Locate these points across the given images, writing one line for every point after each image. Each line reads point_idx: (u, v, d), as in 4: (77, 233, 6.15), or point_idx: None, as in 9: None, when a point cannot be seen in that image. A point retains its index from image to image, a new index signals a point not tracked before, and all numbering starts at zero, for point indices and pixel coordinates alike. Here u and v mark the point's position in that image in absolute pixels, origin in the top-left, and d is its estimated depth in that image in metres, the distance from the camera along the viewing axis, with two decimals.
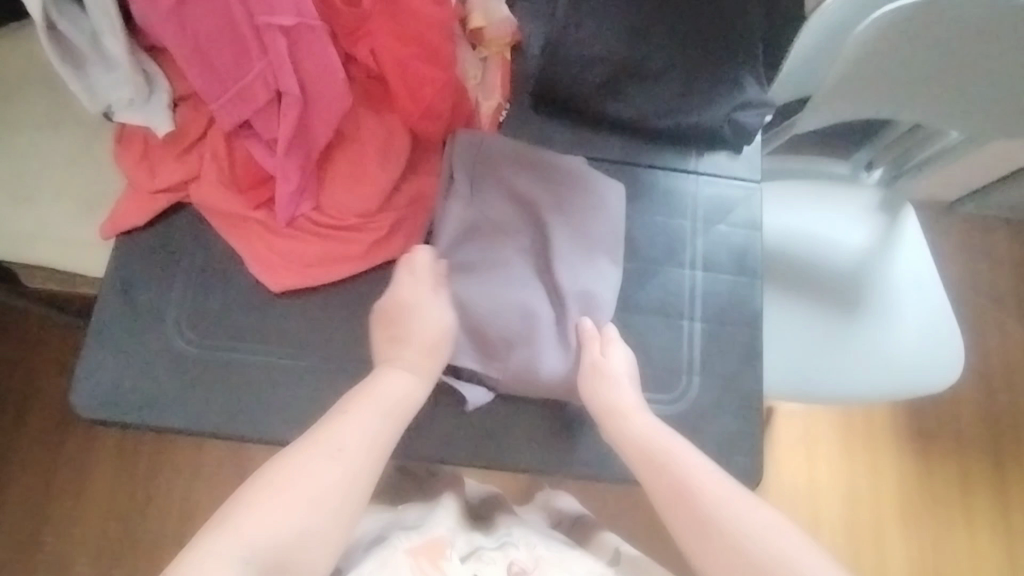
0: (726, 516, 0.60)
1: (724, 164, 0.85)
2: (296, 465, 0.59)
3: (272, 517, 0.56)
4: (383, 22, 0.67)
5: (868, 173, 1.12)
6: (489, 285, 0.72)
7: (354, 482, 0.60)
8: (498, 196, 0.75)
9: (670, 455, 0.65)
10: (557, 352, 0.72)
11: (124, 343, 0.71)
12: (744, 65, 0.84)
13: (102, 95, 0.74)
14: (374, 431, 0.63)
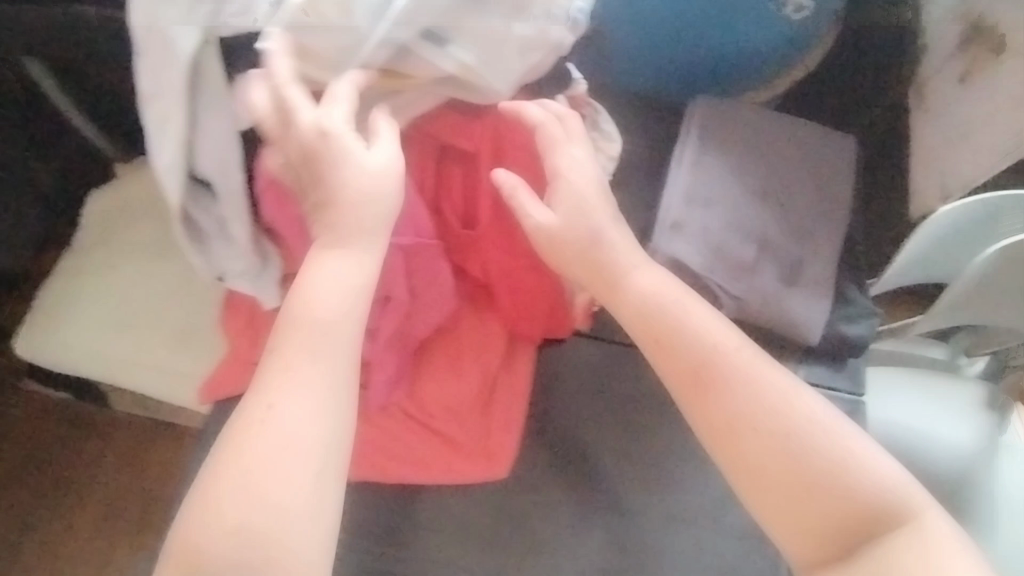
0: (839, 454, 0.53)
1: (826, 375, 0.80)
2: (263, 383, 0.52)
3: (253, 470, 0.49)
4: (495, 240, 0.68)
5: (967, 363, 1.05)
6: (734, 231, 0.78)
7: (333, 453, 0.52)
8: (723, 143, 0.81)
9: (754, 385, 0.56)
10: (789, 268, 0.79)
11: None
12: (849, 275, 0.82)
13: (218, 266, 0.75)
14: (344, 292, 0.55)
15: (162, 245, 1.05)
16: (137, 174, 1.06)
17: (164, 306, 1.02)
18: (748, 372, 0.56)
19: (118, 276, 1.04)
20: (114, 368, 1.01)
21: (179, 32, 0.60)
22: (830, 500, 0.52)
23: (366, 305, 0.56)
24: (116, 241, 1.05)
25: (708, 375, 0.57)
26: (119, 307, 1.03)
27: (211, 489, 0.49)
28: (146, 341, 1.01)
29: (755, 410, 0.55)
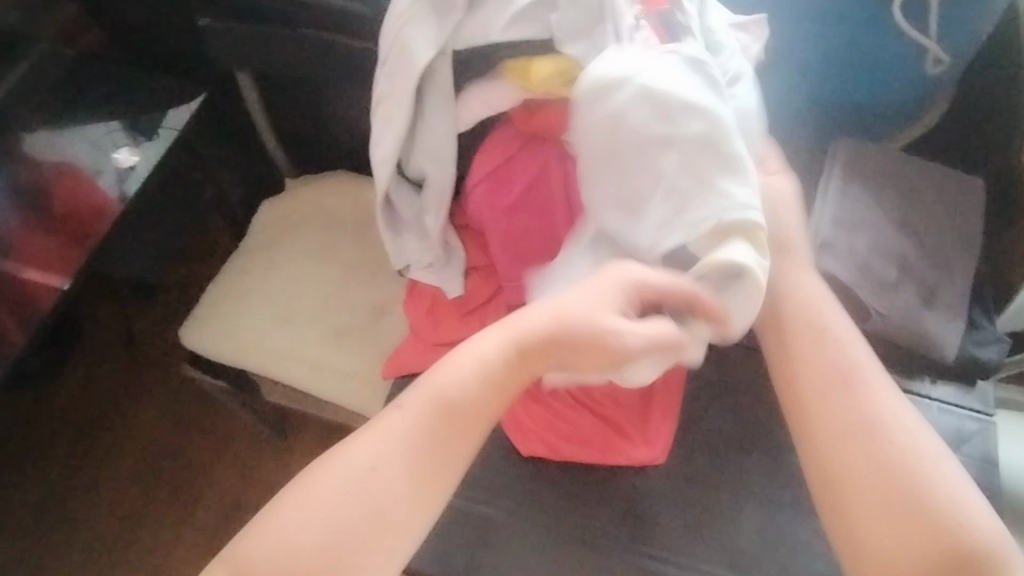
0: (914, 465, 0.57)
1: (957, 395, 0.86)
2: (370, 432, 0.61)
3: (342, 489, 0.58)
4: None
5: None
6: (874, 252, 0.85)
7: (428, 479, 0.60)
8: (859, 176, 0.90)
9: (872, 400, 0.61)
10: (923, 291, 0.85)
11: None
12: (976, 304, 0.89)
13: (407, 255, 0.86)
14: (475, 373, 0.62)
15: (321, 247, 1.12)
16: (304, 185, 1.16)
17: (321, 304, 1.09)
18: (845, 360, 0.63)
19: (280, 271, 1.12)
20: (269, 357, 1.06)
21: (418, 46, 0.71)
22: (904, 511, 0.56)
23: (498, 389, 0.62)
24: (279, 239, 1.13)
25: (836, 381, 0.63)
26: (280, 302, 1.10)
27: (307, 489, 0.58)
28: (302, 333, 1.07)
29: (863, 426, 0.60)
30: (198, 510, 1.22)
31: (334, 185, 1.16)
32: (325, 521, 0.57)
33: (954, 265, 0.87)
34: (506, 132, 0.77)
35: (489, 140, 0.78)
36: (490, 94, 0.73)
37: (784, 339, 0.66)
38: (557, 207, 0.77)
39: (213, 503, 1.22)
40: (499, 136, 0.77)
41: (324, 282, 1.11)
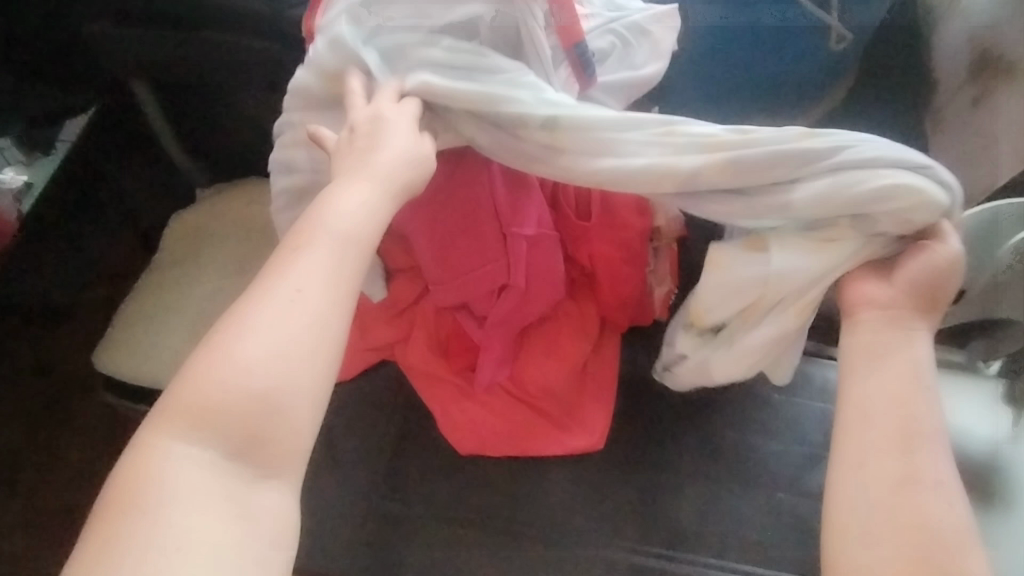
0: (951, 519, 0.54)
1: None
2: (288, 265, 0.54)
3: (270, 337, 0.51)
4: (602, 233, 0.76)
5: (988, 365, 1.13)
6: None
7: (335, 320, 0.54)
8: None
9: (927, 464, 0.57)
10: None
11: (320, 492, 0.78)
12: None
13: None
14: (366, 212, 0.58)
15: (242, 260, 1.07)
16: (222, 197, 1.11)
17: None
18: (918, 359, 0.62)
19: (198, 286, 1.06)
20: None
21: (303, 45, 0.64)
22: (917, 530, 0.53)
23: (382, 219, 0.59)
24: (196, 253, 1.08)
25: (897, 396, 0.60)
26: (201, 321, 1.04)
27: (223, 347, 0.50)
28: None
29: (918, 433, 0.58)
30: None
31: (251, 194, 1.11)
32: (257, 369, 0.50)
33: None
34: None
35: None
36: None
37: (873, 369, 0.61)
38: (480, 205, 0.73)
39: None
40: None
41: (247, 297, 1.05)
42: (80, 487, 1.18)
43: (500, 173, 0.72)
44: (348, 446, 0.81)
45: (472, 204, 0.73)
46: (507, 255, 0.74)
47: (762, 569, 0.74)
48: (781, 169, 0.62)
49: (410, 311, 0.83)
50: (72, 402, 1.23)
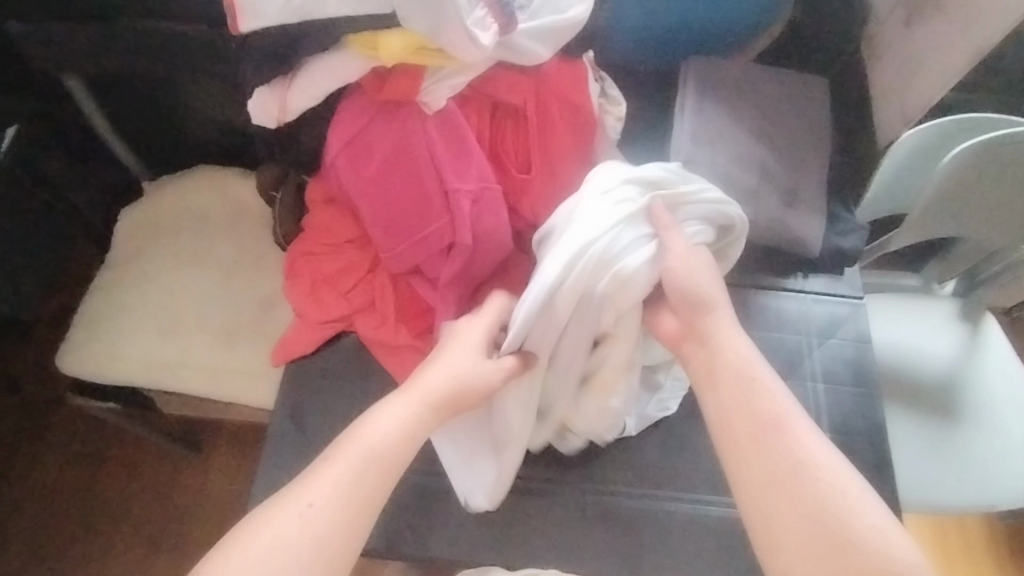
0: (841, 525, 0.56)
1: (828, 284, 0.91)
2: (316, 479, 0.59)
3: (281, 553, 0.54)
4: (544, 184, 0.77)
5: (940, 286, 1.18)
6: (736, 163, 0.88)
7: (347, 540, 0.57)
8: (716, 93, 0.92)
9: (830, 484, 0.58)
10: (785, 193, 0.89)
11: (290, 465, 0.79)
12: (834, 198, 0.94)
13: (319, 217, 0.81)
14: (392, 422, 0.63)
15: (202, 252, 1.09)
16: (172, 189, 1.11)
17: (209, 309, 1.06)
18: (796, 443, 0.60)
19: (159, 281, 1.07)
20: (163, 373, 1.02)
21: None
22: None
23: (412, 438, 0.63)
24: (153, 247, 1.09)
25: (752, 429, 0.62)
26: (165, 314, 1.05)
27: (247, 542, 0.55)
28: (193, 340, 1.04)
29: (796, 474, 0.59)
30: (117, 544, 1.16)
31: (201, 183, 1.11)
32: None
33: (812, 164, 0.92)
34: (355, 101, 0.72)
35: (341, 108, 0.73)
36: (331, 67, 0.69)
37: (733, 436, 0.63)
38: (421, 165, 0.72)
39: (133, 536, 1.16)
40: (350, 104, 0.72)
41: (210, 287, 1.07)
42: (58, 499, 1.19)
43: (438, 131, 0.72)
44: (313, 416, 0.81)
45: (413, 167, 0.72)
46: (453, 214, 0.74)
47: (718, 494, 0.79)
48: (743, 383, 0.64)
49: (363, 280, 0.84)
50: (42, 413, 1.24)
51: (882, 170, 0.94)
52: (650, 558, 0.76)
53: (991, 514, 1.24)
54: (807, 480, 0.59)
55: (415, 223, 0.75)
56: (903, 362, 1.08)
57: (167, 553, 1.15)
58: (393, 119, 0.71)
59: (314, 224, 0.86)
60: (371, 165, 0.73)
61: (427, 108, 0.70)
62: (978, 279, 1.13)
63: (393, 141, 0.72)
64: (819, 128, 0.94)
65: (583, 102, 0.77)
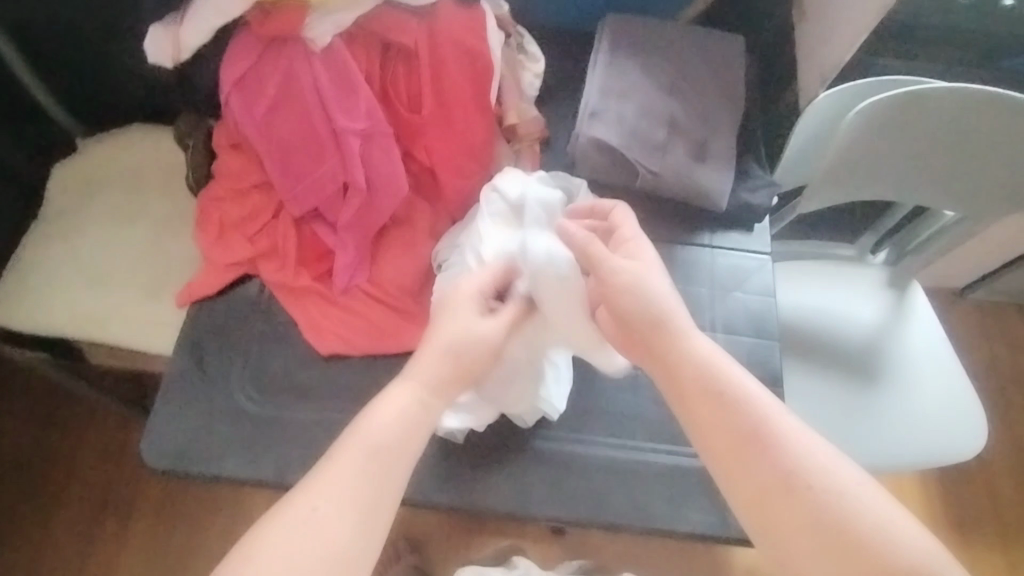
0: (800, 467, 0.56)
1: (737, 239, 0.91)
2: (317, 482, 0.54)
3: (312, 562, 0.50)
4: (436, 127, 0.79)
5: (873, 255, 1.13)
6: (645, 114, 0.88)
7: (368, 542, 0.53)
8: (629, 48, 0.92)
9: (795, 453, 0.56)
10: (695, 145, 0.90)
11: (185, 400, 0.78)
12: (749, 154, 0.94)
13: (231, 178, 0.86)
14: (402, 415, 0.58)
15: (129, 202, 1.07)
16: (105, 144, 1.10)
17: (133, 259, 1.03)
18: (738, 394, 0.60)
19: (83, 231, 1.04)
20: (83, 322, 0.99)
21: None
22: (817, 521, 0.53)
23: (423, 422, 0.59)
24: (80, 199, 1.07)
25: (695, 398, 0.61)
26: (88, 263, 1.03)
27: (271, 561, 0.50)
28: (116, 289, 1.00)
29: (750, 439, 0.58)
30: (68, 498, 1.17)
31: (134, 140, 1.10)
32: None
33: (724, 119, 0.92)
34: (246, 39, 0.75)
35: (234, 46, 0.76)
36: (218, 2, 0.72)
37: (692, 419, 0.60)
38: (309, 105, 0.76)
39: (83, 490, 1.18)
40: (241, 42, 0.75)
41: (134, 236, 1.04)
42: (1, 455, 1.20)
43: (325, 72, 0.75)
44: (214, 356, 0.80)
45: (303, 102, 0.76)
46: (344, 153, 0.77)
47: (611, 436, 0.81)
48: (656, 326, 0.64)
49: (269, 225, 0.85)
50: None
51: (798, 127, 0.94)
52: (539, 499, 0.78)
53: (925, 483, 1.24)
54: (776, 451, 0.57)
55: (309, 165, 0.78)
56: (821, 330, 1.06)
57: (116, 508, 1.17)
58: (282, 55, 0.75)
59: (221, 170, 0.87)
60: (263, 101, 0.76)
61: (314, 43, 0.74)
62: (908, 247, 1.09)
63: (282, 80, 0.76)
64: (732, 84, 0.94)
65: (477, 47, 0.78)
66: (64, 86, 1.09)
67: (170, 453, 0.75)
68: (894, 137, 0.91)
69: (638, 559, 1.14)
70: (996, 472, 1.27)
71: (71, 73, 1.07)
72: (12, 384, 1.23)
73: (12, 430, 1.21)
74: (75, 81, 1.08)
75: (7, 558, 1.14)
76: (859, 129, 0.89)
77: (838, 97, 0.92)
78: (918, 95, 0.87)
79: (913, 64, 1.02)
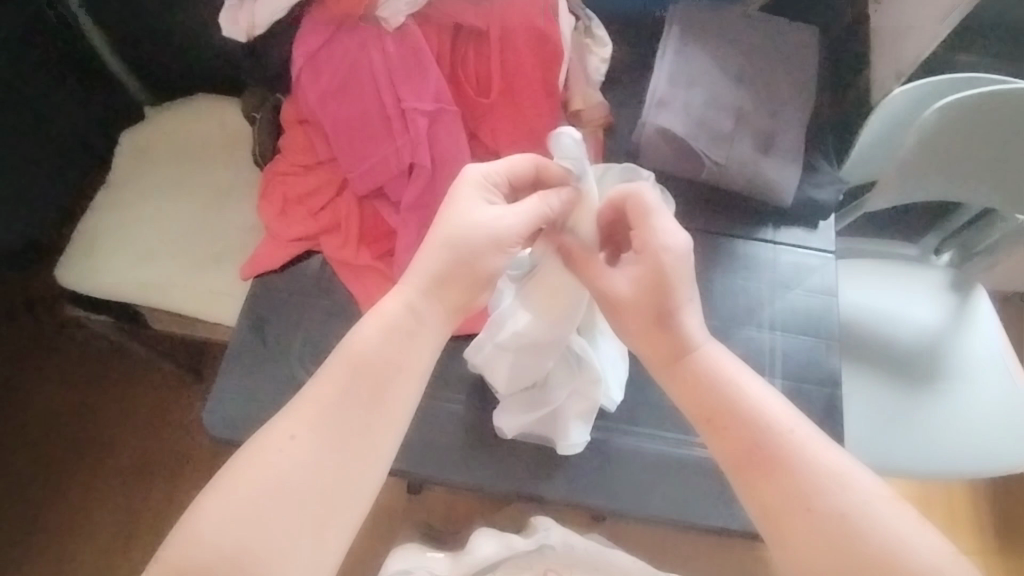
0: (820, 488, 0.51)
1: (801, 236, 0.90)
2: (296, 406, 0.53)
3: (273, 482, 0.50)
4: (504, 111, 0.80)
5: (937, 257, 1.10)
6: (713, 104, 0.87)
7: (341, 468, 0.52)
8: (699, 35, 0.90)
9: (816, 471, 0.52)
10: (763, 139, 0.88)
11: (248, 371, 0.80)
12: (817, 149, 0.92)
13: (299, 151, 0.87)
14: (384, 332, 0.56)
15: (191, 172, 1.08)
16: (170, 115, 1.11)
17: (194, 228, 1.04)
18: (758, 411, 0.54)
19: (146, 198, 1.06)
20: (144, 289, 1.01)
21: None
22: (831, 537, 0.49)
23: (413, 344, 0.56)
24: (143, 166, 1.09)
25: (711, 418, 0.55)
26: (150, 230, 1.04)
27: (239, 479, 0.50)
28: (177, 257, 1.02)
29: (773, 455, 0.53)
30: (123, 455, 1.23)
31: (201, 111, 1.12)
32: (242, 507, 0.49)
33: (794, 112, 0.90)
34: (320, 17, 0.78)
35: (306, 25, 0.78)
36: None
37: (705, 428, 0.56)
38: (378, 83, 0.77)
39: (139, 449, 1.23)
40: (315, 20, 0.78)
41: (195, 205, 1.06)
42: (63, 412, 1.25)
43: (395, 52, 0.77)
44: (275, 328, 0.82)
45: (371, 79, 0.77)
46: (410, 132, 0.78)
47: (663, 430, 0.81)
48: (670, 331, 0.57)
49: (332, 202, 0.86)
50: (49, 331, 1.29)
51: (870, 123, 0.92)
52: (590, 488, 0.78)
53: (976, 492, 1.21)
54: (794, 469, 0.52)
55: (374, 142, 0.79)
56: (880, 330, 1.04)
57: (168, 469, 1.22)
58: (353, 34, 0.77)
59: (289, 145, 0.88)
60: (333, 78, 0.78)
61: (386, 23, 0.77)
62: (975, 251, 1.06)
63: (352, 57, 0.77)
64: (803, 76, 0.92)
65: (549, 31, 0.78)
66: (131, 55, 1.11)
67: (231, 421, 0.78)
68: (971, 138, 0.88)
69: (677, 551, 1.14)
70: None
71: (139, 43, 1.09)
72: (74, 345, 1.28)
73: (73, 389, 1.26)
74: (143, 50, 1.10)
75: (64, 507, 1.19)
76: (935, 128, 0.86)
77: (913, 94, 0.89)
78: (1000, 95, 0.84)
79: (996, 61, 0.98)
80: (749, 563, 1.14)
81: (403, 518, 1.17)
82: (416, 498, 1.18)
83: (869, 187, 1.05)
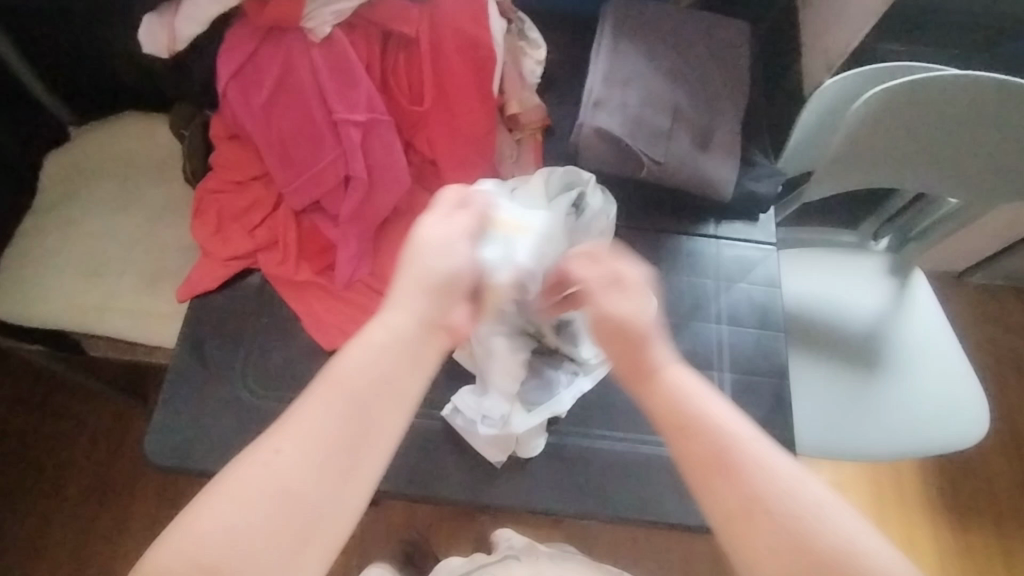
0: (761, 494, 0.49)
1: (742, 231, 0.91)
2: (284, 418, 0.48)
3: (261, 500, 0.45)
4: (439, 117, 0.79)
5: (876, 242, 1.12)
6: (649, 103, 0.87)
7: (334, 490, 0.47)
8: (632, 34, 0.90)
9: (737, 483, 0.50)
10: (700, 136, 0.88)
11: (188, 396, 0.77)
12: (754, 143, 0.93)
13: (231, 168, 0.85)
14: (378, 352, 0.51)
15: (122, 191, 1.04)
16: (97, 133, 1.07)
17: (128, 249, 1.00)
18: (702, 424, 0.52)
19: (76, 220, 1.02)
20: (78, 315, 0.96)
21: None
22: (787, 548, 0.48)
23: (409, 359, 0.52)
24: (72, 187, 1.04)
25: (666, 418, 0.53)
26: (81, 252, 1.00)
27: (221, 503, 0.45)
28: (111, 280, 0.98)
29: (717, 461, 0.51)
30: (68, 487, 1.18)
31: (131, 128, 1.08)
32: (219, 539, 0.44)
33: (728, 107, 0.91)
34: (243, 28, 0.75)
35: (229, 37, 0.76)
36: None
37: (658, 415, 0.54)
38: (307, 95, 0.75)
39: (84, 479, 1.18)
40: (238, 32, 0.75)
41: (129, 225, 1.02)
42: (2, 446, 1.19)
43: (323, 61, 0.75)
44: (216, 350, 0.80)
45: (301, 91, 0.75)
46: (343, 144, 0.76)
47: (616, 431, 0.81)
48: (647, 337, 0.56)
49: (268, 217, 0.84)
50: None
51: (802, 116, 0.93)
52: (545, 493, 0.78)
53: (924, 469, 1.25)
54: (741, 476, 0.50)
55: (307, 155, 0.77)
56: (826, 317, 1.06)
57: (115, 499, 1.17)
58: (280, 45, 0.75)
59: (220, 161, 0.85)
60: (261, 92, 0.76)
61: (312, 33, 0.74)
62: (912, 234, 1.09)
63: (280, 68, 0.75)
64: (736, 72, 0.93)
65: (480, 37, 0.77)
66: (52, 72, 1.06)
67: (173, 449, 0.75)
68: (901, 127, 0.90)
69: (640, 544, 1.15)
70: (992, 457, 1.27)
71: (60, 60, 1.04)
72: (9, 376, 1.23)
73: (11, 422, 1.20)
74: (64, 67, 1.06)
75: (6, 547, 1.14)
76: (865, 118, 0.88)
77: (843, 86, 0.91)
78: (927, 86, 0.86)
79: (920, 51, 1.01)
80: (712, 551, 1.15)
81: (364, 531, 1.15)
82: (377, 509, 1.16)
83: (808, 176, 1.07)
